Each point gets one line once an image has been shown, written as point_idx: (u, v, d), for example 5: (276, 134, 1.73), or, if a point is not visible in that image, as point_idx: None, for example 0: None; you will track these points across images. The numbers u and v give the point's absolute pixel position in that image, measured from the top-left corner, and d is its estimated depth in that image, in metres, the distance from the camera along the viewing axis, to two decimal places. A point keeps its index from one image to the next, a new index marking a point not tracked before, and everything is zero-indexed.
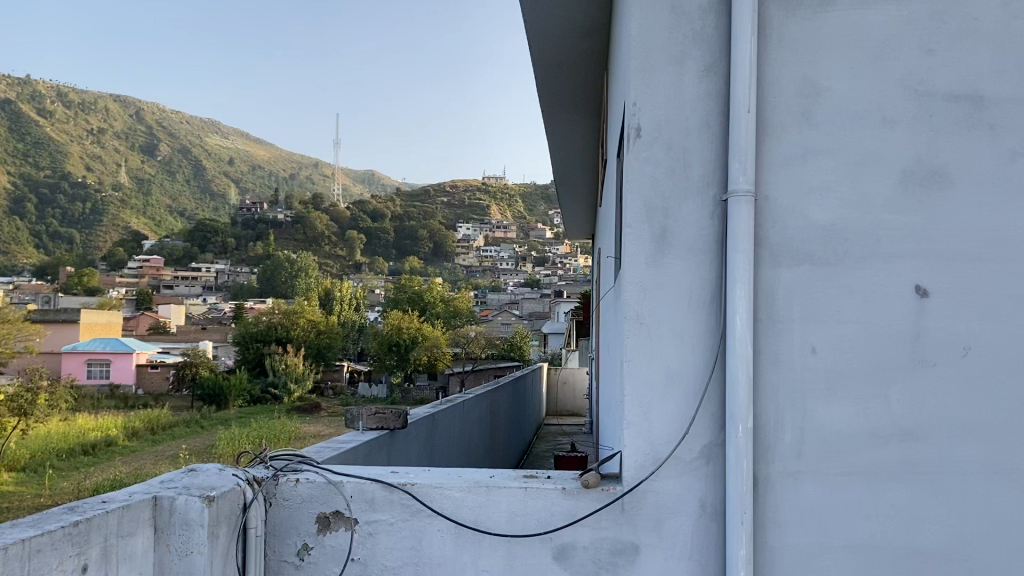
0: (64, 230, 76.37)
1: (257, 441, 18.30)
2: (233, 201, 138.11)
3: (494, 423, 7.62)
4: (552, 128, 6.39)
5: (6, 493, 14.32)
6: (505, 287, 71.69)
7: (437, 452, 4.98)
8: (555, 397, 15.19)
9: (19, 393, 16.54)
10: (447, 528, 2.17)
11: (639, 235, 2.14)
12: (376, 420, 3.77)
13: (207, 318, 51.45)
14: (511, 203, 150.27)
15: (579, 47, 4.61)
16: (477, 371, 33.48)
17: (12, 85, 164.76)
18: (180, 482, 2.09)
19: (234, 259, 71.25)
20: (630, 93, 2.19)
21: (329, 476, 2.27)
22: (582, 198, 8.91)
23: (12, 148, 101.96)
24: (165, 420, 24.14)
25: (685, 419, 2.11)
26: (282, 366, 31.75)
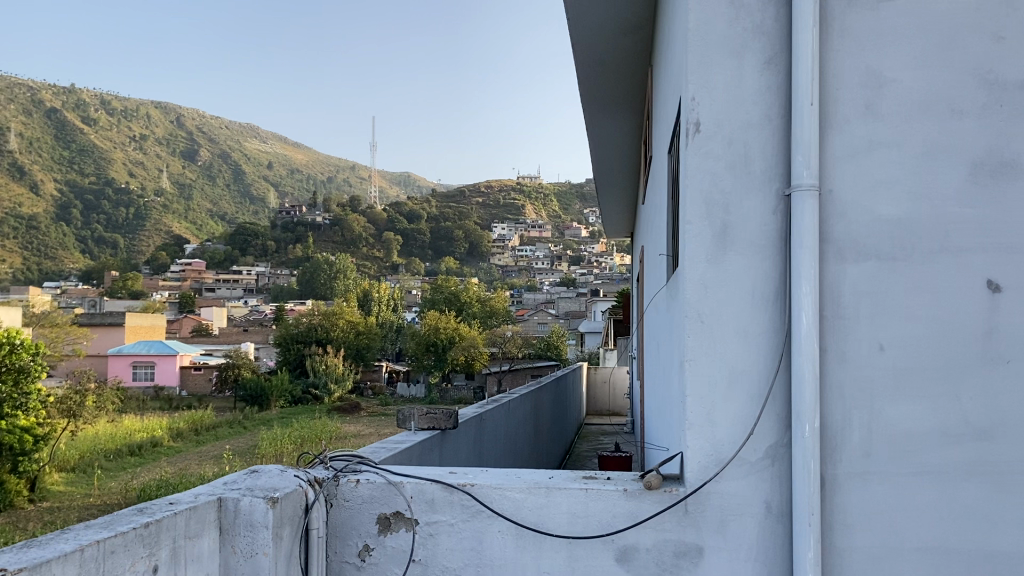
0: (108, 236, 77.83)
1: (299, 441, 18.49)
2: (272, 204, 140.07)
3: (538, 424, 7.62)
4: (594, 127, 6.40)
5: (57, 493, 14.61)
6: (541, 287, 71.55)
7: (485, 453, 5.00)
8: (594, 396, 15.17)
9: (69, 394, 16.98)
10: (507, 529, 2.16)
11: (699, 232, 2.11)
12: (428, 420, 3.79)
13: (248, 319, 52.07)
14: (546, 202, 149.67)
15: (626, 45, 4.58)
16: (515, 371, 33.53)
17: (57, 95, 169.07)
18: (243, 484, 2.10)
19: (274, 261, 72.13)
20: (689, 88, 2.15)
21: (389, 476, 2.28)
22: (623, 197, 8.90)
23: (57, 156, 104.38)
24: (209, 421, 24.56)
25: (749, 419, 2.07)
26: (323, 366, 32.01)
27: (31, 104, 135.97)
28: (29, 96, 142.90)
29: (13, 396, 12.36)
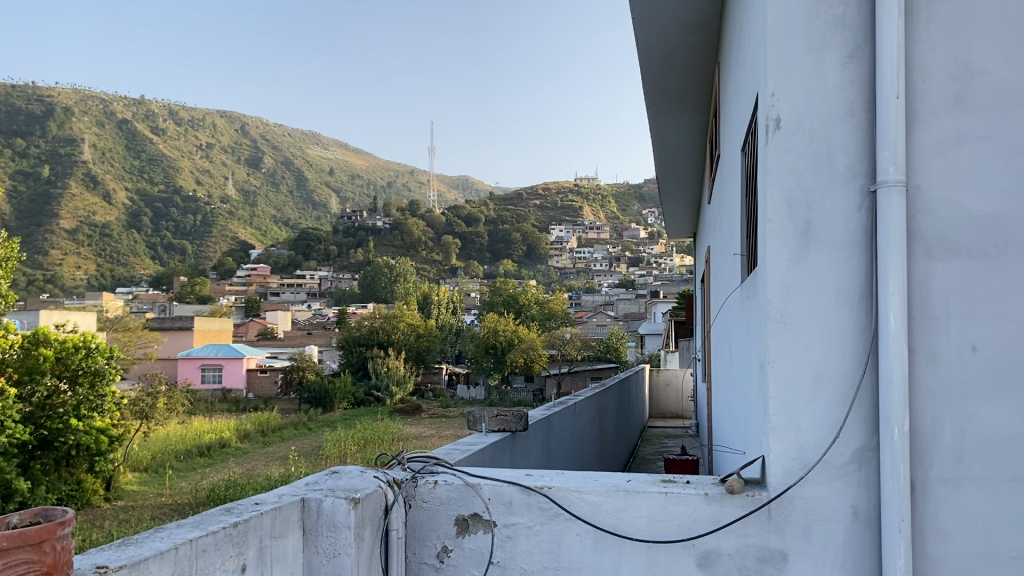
0: (177, 242, 79.99)
1: (363, 443, 18.72)
2: (333, 210, 142.49)
3: (603, 427, 7.58)
4: (658, 127, 6.36)
5: (131, 493, 15.02)
6: (599, 288, 71.13)
7: (553, 455, 5.00)
8: (657, 400, 15.05)
9: (140, 397, 17.47)
10: (587, 532, 2.15)
11: (781, 230, 2.07)
12: (498, 422, 3.81)
13: (311, 323, 52.92)
14: (604, 203, 148.93)
15: (690, 43, 4.53)
16: (574, 373, 33.53)
17: (128, 106, 174.99)
18: (324, 484, 2.13)
19: (336, 266, 73.38)
20: (768, 84, 2.11)
21: (467, 478, 2.31)
22: (685, 197, 8.81)
23: (128, 166, 107.71)
24: (275, 423, 24.97)
25: (833, 423, 2.02)
26: (384, 368, 32.44)
27: (103, 115, 141.16)
28: (101, 109, 148.24)
29: (89, 397, 12.82)
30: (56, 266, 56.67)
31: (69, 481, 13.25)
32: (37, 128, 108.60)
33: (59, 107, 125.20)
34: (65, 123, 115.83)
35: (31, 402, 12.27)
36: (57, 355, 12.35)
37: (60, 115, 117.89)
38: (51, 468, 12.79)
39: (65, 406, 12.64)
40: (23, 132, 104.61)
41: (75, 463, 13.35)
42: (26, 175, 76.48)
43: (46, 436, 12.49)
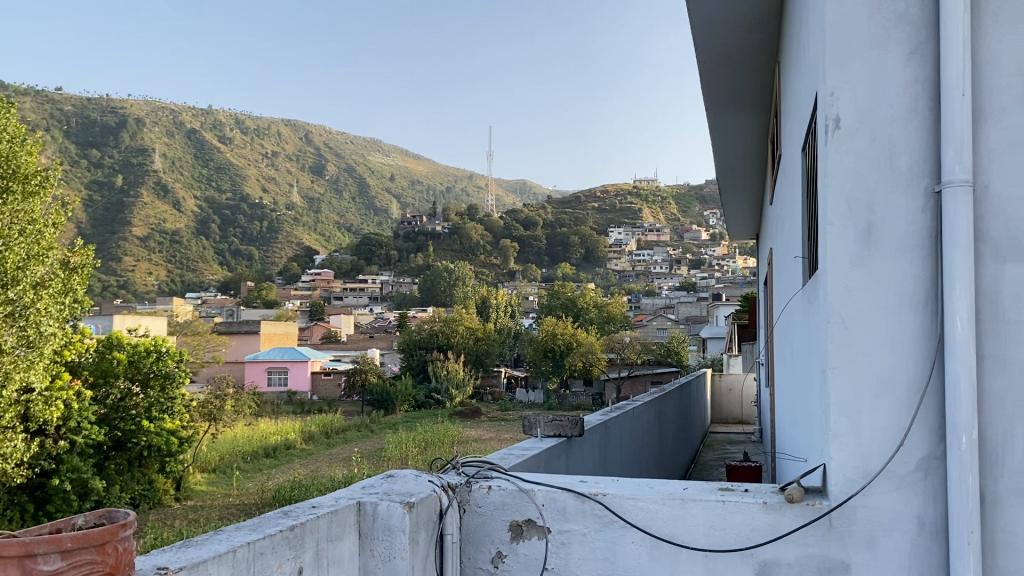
0: (243, 248, 81.83)
1: (424, 445, 18.87)
2: (394, 216, 143.99)
3: (663, 432, 7.50)
4: (718, 128, 6.26)
5: (200, 493, 15.40)
6: (660, 292, 70.18)
7: (611, 460, 4.95)
8: (718, 405, 14.89)
9: (210, 399, 17.92)
10: (642, 539, 2.15)
11: (841, 232, 2.02)
12: (553, 427, 3.80)
13: (373, 326, 53.50)
14: (665, 204, 147.14)
15: (749, 41, 4.45)
16: (634, 378, 33.43)
17: (197, 117, 180.14)
18: (380, 488, 2.16)
19: (397, 270, 74.17)
20: (828, 83, 2.06)
21: (519, 484, 2.34)
22: (747, 198, 8.65)
23: (197, 175, 110.72)
24: (338, 424, 25.41)
25: (899, 431, 1.95)
26: (444, 371, 32.58)
27: (174, 126, 145.82)
28: (171, 120, 152.86)
29: (160, 399, 13.23)
30: (129, 272, 58.53)
31: (142, 481, 13.59)
32: (112, 140, 112.51)
33: (132, 119, 129.56)
34: (137, 135, 119.86)
35: (106, 404, 12.69)
36: (130, 358, 12.95)
37: (133, 127, 121.95)
38: (125, 468, 13.13)
39: (138, 408, 13.03)
40: (98, 144, 108.44)
41: (146, 464, 13.64)
42: (102, 185, 79.40)
43: (120, 437, 12.80)
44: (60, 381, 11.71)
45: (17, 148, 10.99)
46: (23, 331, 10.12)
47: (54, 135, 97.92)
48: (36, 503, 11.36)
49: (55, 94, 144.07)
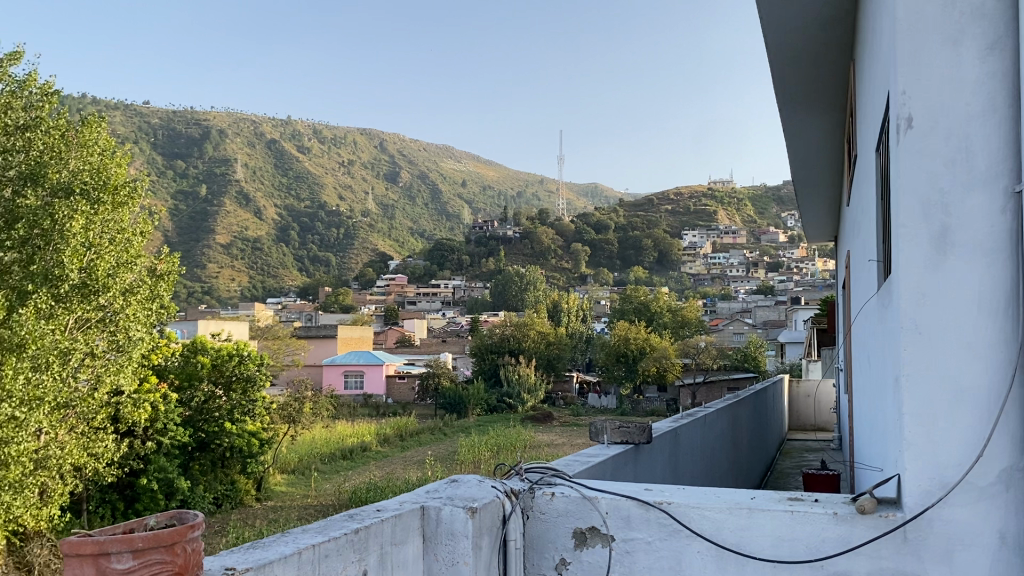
0: (321, 255, 83.61)
1: (496, 449, 18.94)
2: (467, 222, 144.78)
3: (737, 439, 7.36)
4: (791, 128, 6.12)
5: (280, 493, 15.76)
6: (735, 295, 68.79)
7: (681, 468, 4.88)
8: (796, 411, 14.57)
9: (289, 401, 18.37)
10: (707, 549, 2.15)
11: (915, 234, 1.95)
12: (621, 433, 3.77)
13: (446, 331, 53.94)
14: (740, 205, 144.04)
15: (822, 40, 4.33)
16: (710, 384, 33.15)
17: (276, 127, 185.30)
18: (444, 493, 2.19)
19: (470, 275, 74.57)
20: (899, 82, 2.00)
21: (583, 492, 2.36)
22: (825, 199, 8.42)
23: (276, 184, 113.55)
24: (413, 427, 25.71)
25: (980, 440, 1.86)
26: (516, 376, 32.63)
27: (254, 137, 150.19)
28: (251, 131, 157.57)
29: (243, 402, 13.63)
30: (213, 278, 60.39)
31: (224, 481, 14.00)
32: (196, 150, 116.53)
33: (215, 130, 134.06)
34: (220, 145, 123.79)
35: (191, 406, 13.14)
36: (214, 362, 13.36)
37: (216, 137, 126.12)
38: (208, 468, 13.56)
39: (221, 410, 13.43)
40: (184, 155, 112.41)
41: (229, 464, 14.03)
42: (187, 196, 82.32)
43: (204, 438, 13.22)
44: (147, 384, 12.14)
45: (106, 161, 11.48)
46: (113, 336, 10.59)
47: (143, 148, 101.97)
48: (126, 501, 11.87)
49: (144, 108, 149.92)
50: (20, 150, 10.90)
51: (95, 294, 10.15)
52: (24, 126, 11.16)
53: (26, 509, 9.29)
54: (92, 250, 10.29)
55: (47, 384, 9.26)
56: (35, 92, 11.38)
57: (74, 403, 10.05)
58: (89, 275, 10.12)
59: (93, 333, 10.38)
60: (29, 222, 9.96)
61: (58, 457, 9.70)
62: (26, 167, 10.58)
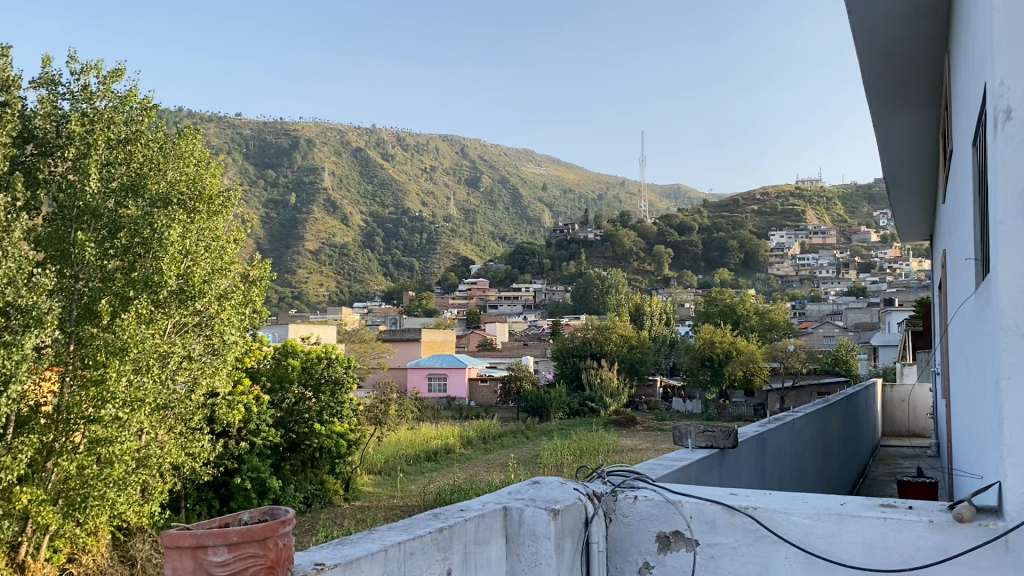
0: (405, 259, 85.03)
1: (579, 452, 18.86)
2: (548, 224, 144.71)
3: (827, 444, 7.14)
4: (881, 124, 5.91)
5: (368, 493, 16.05)
6: (826, 297, 66.67)
7: (769, 475, 4.78)
8: (891, 417, 14.04)
9: (375, 404, 18.71)
10: (794, 555, 2.11)
11: (1015, 231, 1.87)
12: (705, 438, 3.72)
13: (527, 334, 54.01)
14: (830, 204, 139.45)
15: (914, 30, 4.17)
16: (799, 389, 32.10)
17: (361, 135, 189.83)
18: (526, 494, 2.21)
19: (551, 278, 74.50)
20: (996, 71, 1.93)
21: (667, 495, 2.34)
22: (918, 196, 8.08)
23: (361, 192, 116.14)
24: (495, 430, 25.84)
25: None
26: (598, 379, 32.40)
27: (340, 147, 153.94)
28: (338, 140, 161.66)
29: (331, 404, 13.96)
30: (302, 283, 62.11)
31: (314, 481, 14.32)
32: (285, 159, 120.35)
33: (304, 140, 138.22)
34: (308, 155, 127.37)
35: (282, 408, 13.57)
36: (304, 364, 13.80)
37: (304, 147, 129.80)
38: (299, 468, 13.91)
39: (310, 411, 13.80)
40: (274, 164, 116.10)
41: (318, 464, 14.32)
42: (278, 205, 85.02)
43: (294, 439, 13.59)
44: (240, 386, 12.53)
45: (201, 172, 11.85)
46: (209, 340, 11.04)
47: (236, 159, 105.78)
48: (221, 499, 12.26)
49: (236, 120, 155.46)
50: (122, 162, 11.20)
51: (192, 299, 10.60)
52: (126, 140, 11.50)
53: (128, 505, 9.69)
54: (189, 258, 10.71)
55: (148, 386, 9.70)
56: (135, 106, 11.84)
57: (172, 404, 10.47)
58: (186, 282, 10.54)
59: (190, 336, 10.85)
60: (129, 231, 10.33)
61: (157, 456, 10.11)
62: (127, 178, 10.96)
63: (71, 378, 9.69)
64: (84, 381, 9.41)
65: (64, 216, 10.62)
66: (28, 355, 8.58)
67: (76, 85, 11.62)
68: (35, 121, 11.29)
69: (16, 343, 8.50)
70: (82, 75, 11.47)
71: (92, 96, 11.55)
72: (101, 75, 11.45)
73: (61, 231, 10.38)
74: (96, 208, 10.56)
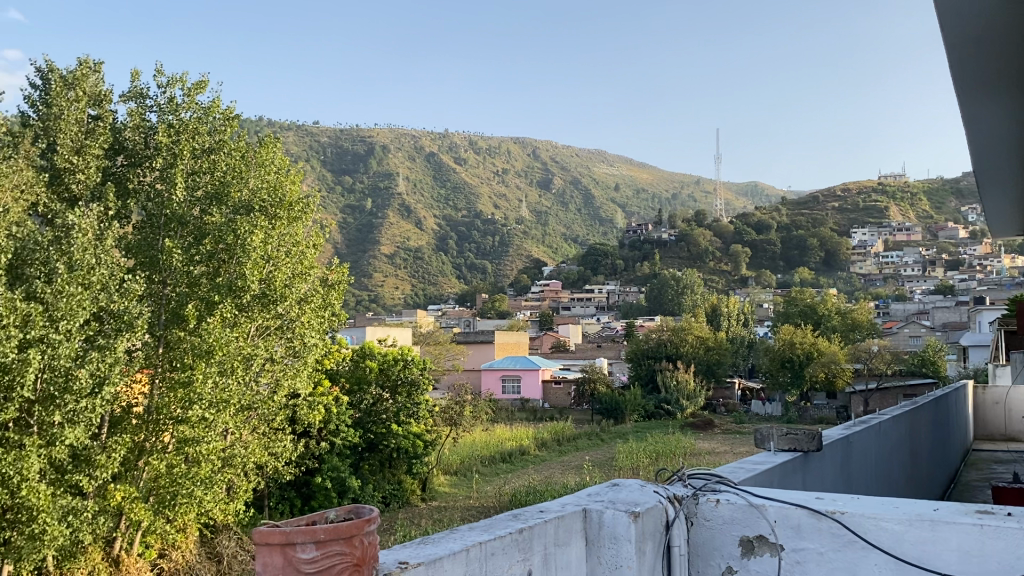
0: (478, 262, 85.62)
1: (655, 455, 18.65)
2: (621, 225, 143.62)
3: (915, 449, 6.92)
4: (971, 116, 5.70)
5: (445, 493, 16.22)
6: (911, 296, 64.32)
7: (855, 480, 4.66)
8: (983, 418, 13.55)
9: (450, 406, 18.90)
10: (885, 562, 2.04)
11: None
12: (788, 441, 3.63)
13: (601, 335, 53.72)
14: (916, 200, 134.39)
15: (1010, 15, 3.99)
16: (883, 390, 31.04)
17: (434, 139, 191.74)
18: (607, 496, 2.19)
19: (625, 279, 73.92)
20: None
21: (750, 499, 2.30)
22: (1013, 189, 7.71)
23: (435, 196, 117.56)
24: (569, 432, 25.73)
25: None
26: (673, 382, 31.77)
27: (413, 152, 156.04)
28: (411, 145, 164.04)
29: (408, 404, 14.16)
30: (378, 287, 63.24)
31: (392, 481, 14.52)
32: (361, 166, 122.71)
33: (378, 146, 140.54)
34: (383, 160, 129.55)
35: (360, 409, 13.87)
36: (381, 366, 14.08)
37: (379, 154, 132.06)
38: (377, 468, 14.14)
39: (388, 412, 14.01)
40: (351, 171, 118.62)
41: (396, 464, 14.52)
42: (354, 211, 86.74)
43: (372, 440, 13.83)
44: (320, 387, 12.83)
45: (282, 178, 12.11)
46: (290, 343, 11.34)
47: (314, 167, 108.36)
48: (303, 498, 12.63)
49: (314, 128, 159.38)
50: (206, 170, 11.56)
51: (274, 303, 10.87)
52: (210, 149, 11.87)
53: (214, 503, 10.01)
54: (271, 263, 10.92)
55: (233, 388, 9.98)
56: (218, 116, 12.23)
57: (256, 405, 10.76)
58: (268, 286, 10.79)
59: (272, 339, 11.16)
60: (215, 237, 10.74)
61: (242, 456, 10.42)
62: (212, 187, 11.34)
63: (160, 381, 10.09)
64: (172, 383, 9.76)
65: (153, 224, 11.07)
66: (120, 358, 8.90)
67: (163, 97, 12.11)
68: (125, 133, 11.88)
69: (109, 346, 8.82)
70: (168, 88, 11.93)
71: (178, 107, 11.98)
72: (185, 87, 11.88)
73: (151, 239, 10.87)
74: (183, 215, 10.97)
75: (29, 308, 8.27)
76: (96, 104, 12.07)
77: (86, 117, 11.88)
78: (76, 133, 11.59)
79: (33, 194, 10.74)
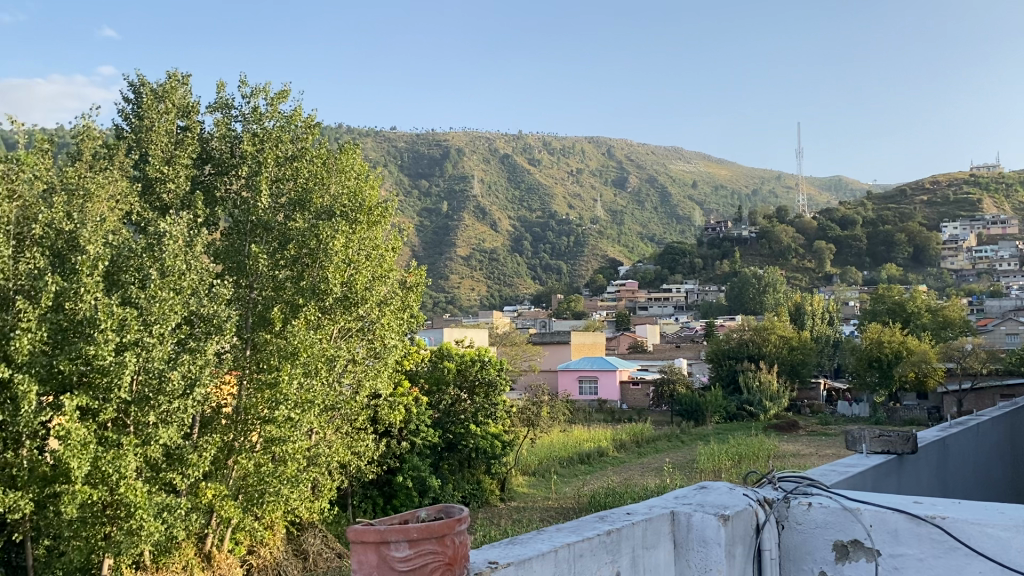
0: (554, 263, 85.46)
1: (736, 458, 18.24)
2: (698, 223, 141.21)
3: (1016, 450, 6.59)
4: None
5: (523, 493, 16.27)
6: (1009, 292, 61.26)
7: (951, 482, 4.46)
8: None
9: (528, 406, 18.92)
10: (990, 569, 1.96)
11: None
12: (882, 443, 3.52)
13: (680, 335, 52.96)
14: (1011, 191, 127.91)
15: None
16: (979, 391, 29.66)
17: (507, 142, 192.54)
18: (694, 498, 2.18)
19: (703, 278, 72.66)
20: None
21: (845, 502, 2.25)
22: None
23: (510, 198, 117.82)
24: (648, 433, 25.45)
25: None
26: (757, 383, 30.86)
27: (488, 155, 156.78)
28: (487, 148, 164.76)
29: (485, 405, 14.26)
30: (455, 288, 63.82)
31: (471, 481, 14.64)
32: (438, 170, 123.81)
33: (453, 150, 141.77)
34: (458, 163, 130.52)
35: (439, 409, 14.02)
36: (459, 367, 14.20)
37: (455, 157, 132.95)
38: (456, 467, 14.27)
39: (466, 413, 14.11)
40: (427, 175, 119.97)
41: (474, 464, 14.62)
42: (430, 215, 87.59)
43: (451, 440, 13.99)
44: (401, 388, 13.06)
45: (362, 184, 12.23)
46: (371, 344, 11.50)
47: (392, 171, 109.87)
48: (385, 497, 12.94)
49: (391, 133, 161.84)
50: (289, 177, 11.85)
51: (355, 306, 11.05)
52: (292, 156, 12.13)
53: (300, 501, 10.30)
54: (352, 266, 11.03)
55: (317, 389, 10.16)
56: (300, 125, 12.58)
57: (340, 405, 10.91)
58: (349, 289, 10.93)
59: (354, 340, 11.35)
60: (298, 242, 11.01)
61: (326, 455, 10.63)
62: (294, 194, 11.65)
63: (248, 380, 10.39)
64: (260, 384, 10.04)
65: (239, 230, 11.47)
66: (209, 359, 9.30)
67: (248, 108, 12.48)
68: (212, 143, 12.35)
69: (200, 348, 9.23)
70: (252, 98, 12.30)
71: (261, 116, 12.36)
72: (269, 97, 12.25)
73: (237, 245, 11.28)
74: (267, 221, 11.29)
75: (126, 312, 8.59)
76: (185, 116, 12.57)
77: (176, 129, 12.36)
78: (167, 145, 12.08)
79: (128, 203, 11.22)
